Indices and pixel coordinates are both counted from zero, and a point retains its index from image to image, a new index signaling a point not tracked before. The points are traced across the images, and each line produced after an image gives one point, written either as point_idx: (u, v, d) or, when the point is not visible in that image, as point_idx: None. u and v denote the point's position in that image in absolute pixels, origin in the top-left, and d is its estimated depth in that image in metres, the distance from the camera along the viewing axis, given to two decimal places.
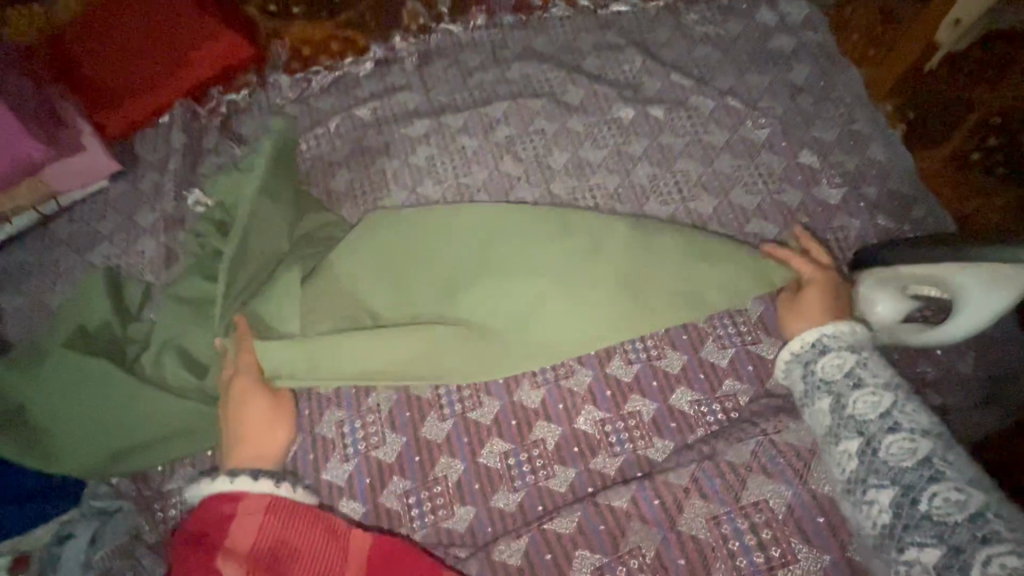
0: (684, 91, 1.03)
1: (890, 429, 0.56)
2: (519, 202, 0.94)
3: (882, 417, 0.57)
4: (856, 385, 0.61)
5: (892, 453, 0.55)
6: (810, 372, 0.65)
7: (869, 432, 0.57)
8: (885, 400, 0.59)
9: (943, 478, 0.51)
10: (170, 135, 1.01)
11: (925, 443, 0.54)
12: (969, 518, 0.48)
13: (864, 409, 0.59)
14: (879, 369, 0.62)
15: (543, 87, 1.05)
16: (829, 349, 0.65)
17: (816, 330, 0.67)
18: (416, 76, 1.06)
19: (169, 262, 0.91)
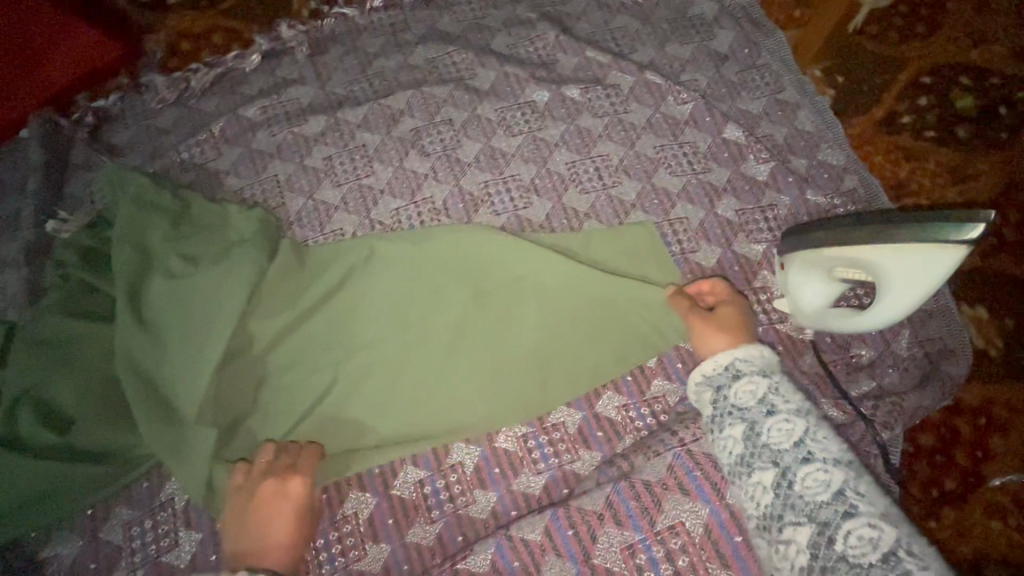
0: (601, 67, 0.95)
1: (804, 459, 0.52)
2: (426, 203, 0.87)
3: (795, 446, 0.53)
4: (769, 411, 0.55)
5: (807, 487, 0.50)
6: (720, 396, 0.58)
7: (783, 463, 0.52)
8: (798, 426, 0.54)
9: (858, 512, 0.48)
10: (28, 152, 0.89)
11: (839, 475, 0.50)
12: (884, 559, 0.45)
13: (778, 437, 0.53)
14: (790, 393, 0.57)
15: (450, 72, 0.95)
16: (741, 373, 0.58)
17: (727, 355, 0.60)
18: (309, 67, 0.96)
19: (33, 296, 0.80)
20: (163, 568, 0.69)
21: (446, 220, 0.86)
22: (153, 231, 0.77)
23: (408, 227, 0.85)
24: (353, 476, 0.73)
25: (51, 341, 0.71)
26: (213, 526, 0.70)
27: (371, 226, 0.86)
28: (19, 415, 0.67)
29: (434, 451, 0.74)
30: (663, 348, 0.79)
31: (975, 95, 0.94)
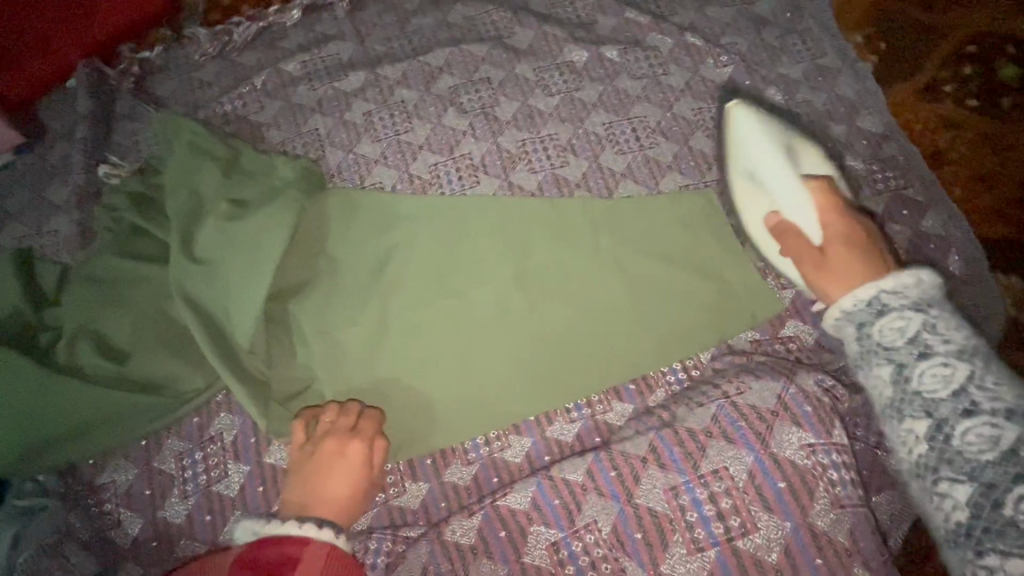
0: (641, 29, 0.95)
1: (966, 411, 0.53)
2: (465, 159, 0.88)
3: (955, 395, 0.54)
4: (923, 354, 0.57)
5: (925, 382, 0.56)
6: (865, 334, 0.60)
7: (939, 414, 0.54)
8: (914, 324, 0.58)
9: (979, 411, 0.53)
10: (76, 101, 0.91)
11: (961, 369, 0.55)
12: (1002, 457, 0.51)
13: (891, 337, 0.58)
14: (949, 331, 0.57)
15: (488, 31, 0.96)
16: (889, 308, 0.59)
17: (872, 286, 0.61)
18: (348, 23, 0.97)
19: (85, 240, 0.83)
20: (213, 497, 0.72)
21: (485, 177, 0.87)
22: (208, 181, 0.80)
23: (447, 183, 0.87)
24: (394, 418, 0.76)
25: (110, 278, 0.75)
26: (260, 460, 0.74)
27: (409, 181, 0.87)
28: (80, 344, 0.71)
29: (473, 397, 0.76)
30: None
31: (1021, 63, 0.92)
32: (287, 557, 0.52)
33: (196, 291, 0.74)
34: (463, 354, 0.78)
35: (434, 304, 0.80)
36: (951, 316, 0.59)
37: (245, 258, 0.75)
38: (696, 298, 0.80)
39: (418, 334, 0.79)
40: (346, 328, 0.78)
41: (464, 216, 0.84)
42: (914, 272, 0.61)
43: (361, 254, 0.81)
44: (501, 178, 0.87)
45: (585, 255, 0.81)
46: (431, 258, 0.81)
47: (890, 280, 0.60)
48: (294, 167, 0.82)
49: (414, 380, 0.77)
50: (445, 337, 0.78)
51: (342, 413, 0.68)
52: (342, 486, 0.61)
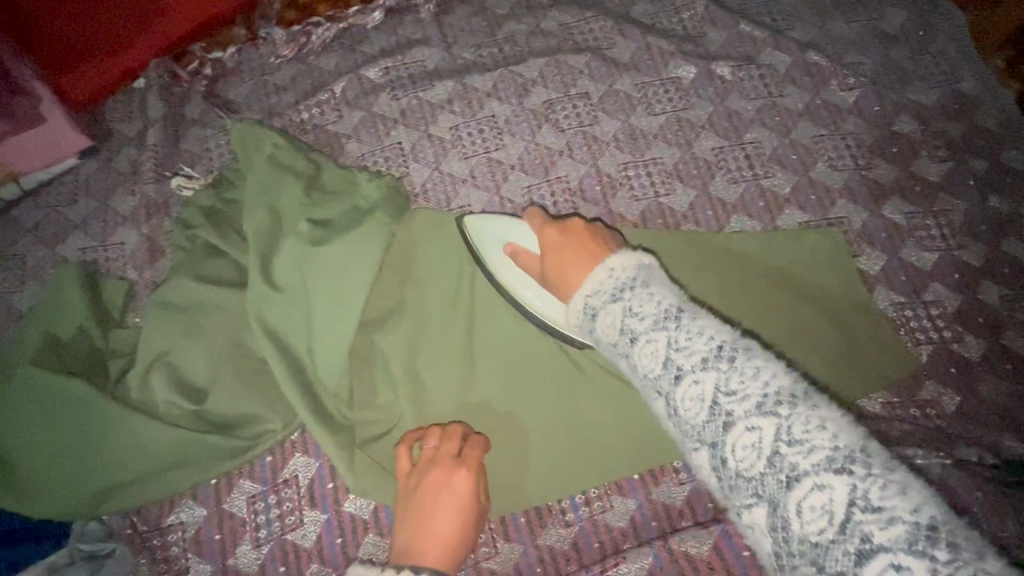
0: (755, 44, 0.86)
1: (724, 424, 0.39)
2: (560, 182, 0.80)
3: (710, 412, 0.40)
4: (631, 342, 0.45)
5: (738, 459, 0.38)
6: (602, 343, 0.49)
7: (706, 437, 0.40)
8: (709, 385, 0.40)
9: (733, 419, 0.39)
10: (146, 103, 0.85)
11: (768, 426, 0.38)
12: (769, 466, 0.37)
13: (690, 408, 0.41)
14: (643, 309, 0.45)
15: (586, 41, 0.88)
16: (596, 312, 0.48)
17: (580, 296, 0.50)
18: (434, 27, 0.90)
19: (154, 255, 0.78)
20: (287, 547, 0.67)
21: (583, 203, 0.80)
22: (290, 201, 0.74)
23: (541, 208, 0.80)
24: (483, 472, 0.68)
25: (185, 305, 0.69)
26: (338, 509, 0.68)
27: (500, 204, 0.80)
28: (155, 378, 0.65)
29: None
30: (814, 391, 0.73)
31: None
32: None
33: (279, 324, 0.69)
34: (560, 401, 0.70)
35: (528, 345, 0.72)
36: (728, 341, 0.42)
37: (329, 286, 0.69)
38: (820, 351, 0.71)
39: (505, 372, 0.72)
40: (429, 364, 0.72)
41: None
42: (603, 264, 0.50)
43: (451, 286, 0.74)
44: (601, 205, 0.80)
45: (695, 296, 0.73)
46: None
47: (590, 281, 0.50)
48: (382, 186, 0.76)
49: (508, 429, 0.69)
50: (536, 377, 0.71)
51: (444, 437, 0.63)
52: (450, 520, 0.57)
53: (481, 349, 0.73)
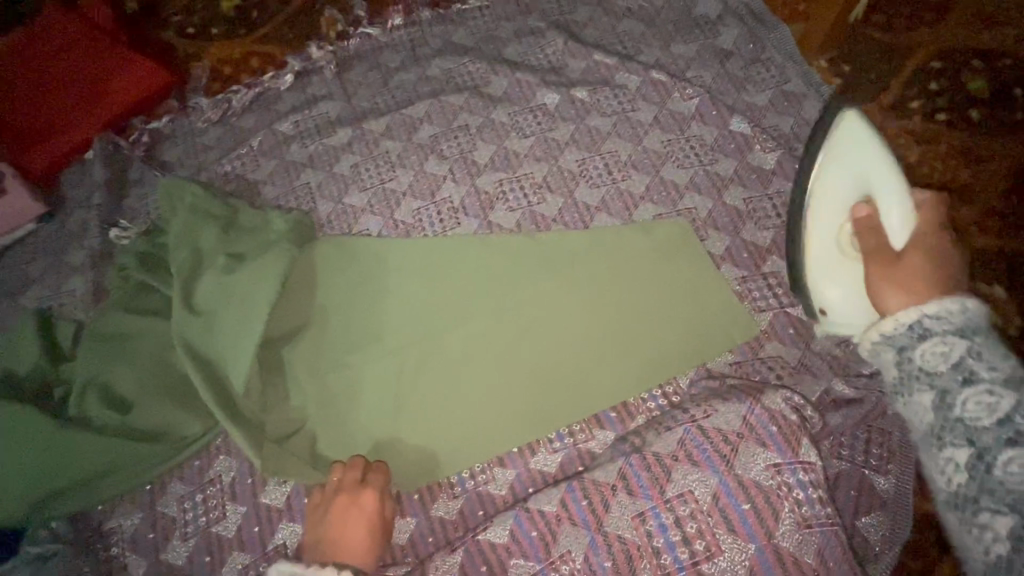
0: (609, 69, 1.00)
1: (964, 382, 0.51)
2: (445, 201, 0.93)
3: (953, 368, 0.52)
4: (922, 335, 0.54)
5: (968, 410, 0.50)
6: (906, 359, 0.55)
7: (940, 386, 0.52)
8: (958, 349, 0.52)
9: (976, 381, 0.51)
10: (92, 171, 0.99)
11: (1009, 398, 0.49)
12: (998, 423, 0.49)
13: (932, 361, 0.53)
14: (994, 356, 0.51)
15: (465, 82, 1.02)
16: (932, 333, 0.53)
17: (913, 310, 0.55)
18: (337, 84, 1.04)
19: (99, 297, 0.90)
20: (212, 538, 0.75)
21: (465, 218, 0.92)
22: (209, 240, 0.86)
23: (429, 226, 0.92)
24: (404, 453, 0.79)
25: (122, 332, 0.81)
26: (256, 501, 0.77)
27: (394, 225, 0.92)
28: (94, 396, 0.76)
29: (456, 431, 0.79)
30: (697, 372, 0.79)
31: (987, 77, 0.94)
32: None
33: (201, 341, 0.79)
34: (446, 389, 0.81)
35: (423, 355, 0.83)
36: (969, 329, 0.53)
37: (239, 306, 0.79)
38: (666, 329, 0.82)
39: (400, 373, 0.82)
40: (334, 373, 0.82)
41: (447, 259, 0.88)
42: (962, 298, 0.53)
43: (351, 305, 0.86)
44: (481, 218, 0.92)
45: (557, 291, 0.85)
46: (413, 298, 0.86)
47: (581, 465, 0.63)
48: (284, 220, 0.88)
49: (395, 421, 0.80)
50: (427, 377, 0.82)
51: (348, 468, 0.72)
52: (363, 536, 0.66)
53: (376, 354, 0.83)
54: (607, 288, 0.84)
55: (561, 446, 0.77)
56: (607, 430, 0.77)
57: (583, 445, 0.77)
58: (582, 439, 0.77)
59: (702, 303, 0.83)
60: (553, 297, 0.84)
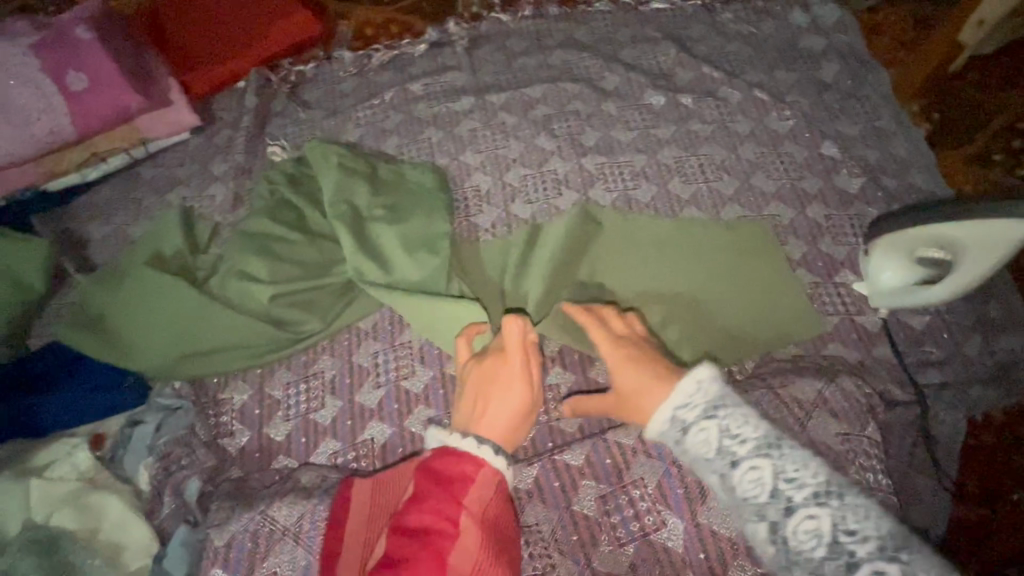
0: (714, 83, 1.09)
1: (732, 461, 0.53)
2: (551, 173, 1.03)
3: (719, 450, 0.54)
4: (682, 421, 0.56)
5: (747, 485, 0.51)
6: (681, 446, 0.56)
7: (719, 467, 0.53)
8: (712, 426, 0.54)
9: (739, 457, 0.52)
10: (244, 98, 1.13)
11: (766, 465, 0.52)
12: (770, 496, 0.50)
13: (699, 441, 0.55)
14: (743, 425, 0.54)
15: (582, 73, 1.13)
16: (685, 420, 0.56)
17: (670, 395, 0.58)
18: (466, 58, 1.16)
19: (237, 204, 1.03)
20: (310, 423, 0.84)
21: (566, 191, 1.01)
22: (348, 174, 0.96)
23: (534, 192, 1.01)
24: None
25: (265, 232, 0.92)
26: (352, 398, 0.86)
27: (502, 186, 1.02)
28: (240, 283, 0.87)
29: None
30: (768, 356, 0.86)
31: None
32: (465, 474, 0.57)
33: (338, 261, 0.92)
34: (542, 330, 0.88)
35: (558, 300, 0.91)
36: (722, 404, 0.56)
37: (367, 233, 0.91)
38: (746, 313, 0.88)
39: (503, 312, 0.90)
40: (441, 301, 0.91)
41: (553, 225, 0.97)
42: (693, 373, 0.58)
43: (497, 252, 0.96)
44: (581, 192, 1.01)
45: (654, 262, 0.93)
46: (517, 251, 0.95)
47: (677, 394, 0.58)
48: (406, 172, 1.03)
49: None
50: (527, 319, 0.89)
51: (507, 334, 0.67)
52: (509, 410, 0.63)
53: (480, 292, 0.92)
54: (700, 269, 0.92)
55: None
56: None
57: None
58: None
59: (780, 297, 0.89)
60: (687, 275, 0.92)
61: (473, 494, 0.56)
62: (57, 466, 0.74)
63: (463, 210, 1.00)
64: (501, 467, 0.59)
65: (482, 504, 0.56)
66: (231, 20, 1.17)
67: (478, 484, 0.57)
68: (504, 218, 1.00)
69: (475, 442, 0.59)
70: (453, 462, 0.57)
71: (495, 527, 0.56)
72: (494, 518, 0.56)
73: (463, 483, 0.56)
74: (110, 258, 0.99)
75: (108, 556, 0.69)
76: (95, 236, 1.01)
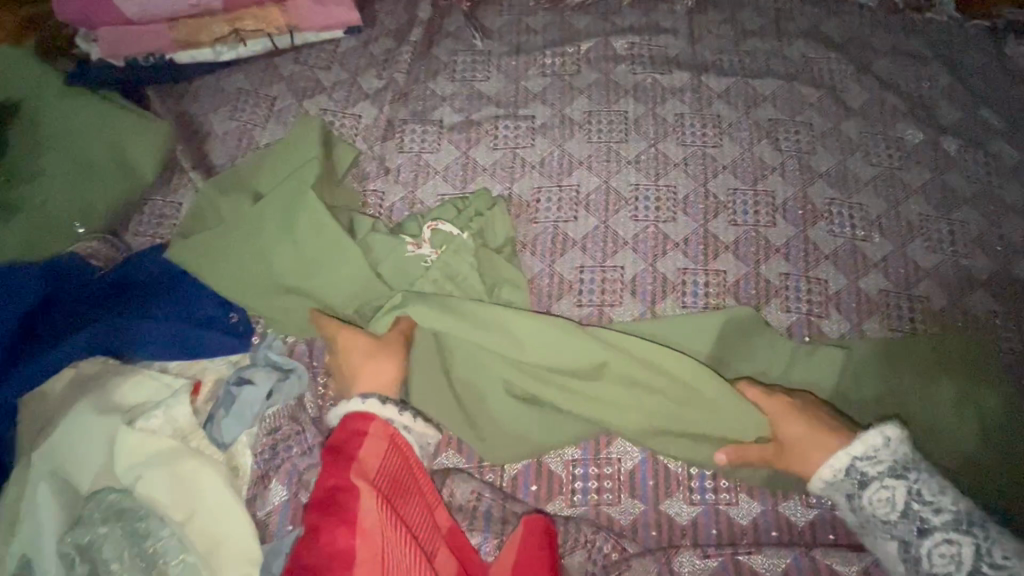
0: (989, 133, 0.88)
1: (918, 530, 0.58)
2: (766, 194, 0.83)
3: (904, 515, 0.58)
4: (862, 483, 0.59)
5: (936, 561, 0.57)
6: (855, 504, 0.60)
7: (897, 534, 0.59)
8: (900, 494, 0.58)
9: (931, 529, 0.57)
10: (414, 7, 0.94)
11: (966, 542, 0.56)
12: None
13: (881, 506, 0.59)
14: (937, 493, 0.58)
15: (824, 78, 0.91)
16: (870, 478, 0.59)
17: (841, 452, 0.60)
18: (685, 22, 0.94)
19: (385, 135, 0.85)
20: None
21: (782, 221, 0.82)
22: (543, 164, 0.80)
23: (741, 212, 0.82)
24: None
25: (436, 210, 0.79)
26: None
27: (704, 195, 0.83)
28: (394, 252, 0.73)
29: None
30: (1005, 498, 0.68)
31: None
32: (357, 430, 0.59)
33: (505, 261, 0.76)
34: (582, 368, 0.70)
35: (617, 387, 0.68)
36: (907, 479, 0.59)
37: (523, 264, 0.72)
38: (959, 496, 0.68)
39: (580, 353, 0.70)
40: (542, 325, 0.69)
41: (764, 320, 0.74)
42: (880, 428, 0.60)
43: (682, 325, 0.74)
44: (799, 228, 0.82)
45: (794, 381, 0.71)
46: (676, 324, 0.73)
47: (832, 460, 0.60)
48: (585, 153, 0.85)
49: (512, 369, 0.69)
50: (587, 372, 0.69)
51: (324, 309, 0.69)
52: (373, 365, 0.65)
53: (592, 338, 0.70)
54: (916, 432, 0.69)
55: (818, 506, 0.67)
56: None
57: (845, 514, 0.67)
58: None
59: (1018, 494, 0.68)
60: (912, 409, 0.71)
61: (369, 446, 0.58)
62: (150, 418, 0.61)
63: (651, 213, 0.82)
64: (393, 415, 0.62)
65: (381, 454, 0.58)
66: None
67: (372, 437, 0.59)
68: (700, 235, 0.81)
69: (358, 400, 0.61)
70: (355, 421, 0.59)
71: (397, 482, 0.57)
72: (393, 472, 0.58)
73: (357, 438, 0.58)
74: (230, 161, 0.83)
75: (203, 549, 0.57)
76: (217, 130, 0.85)
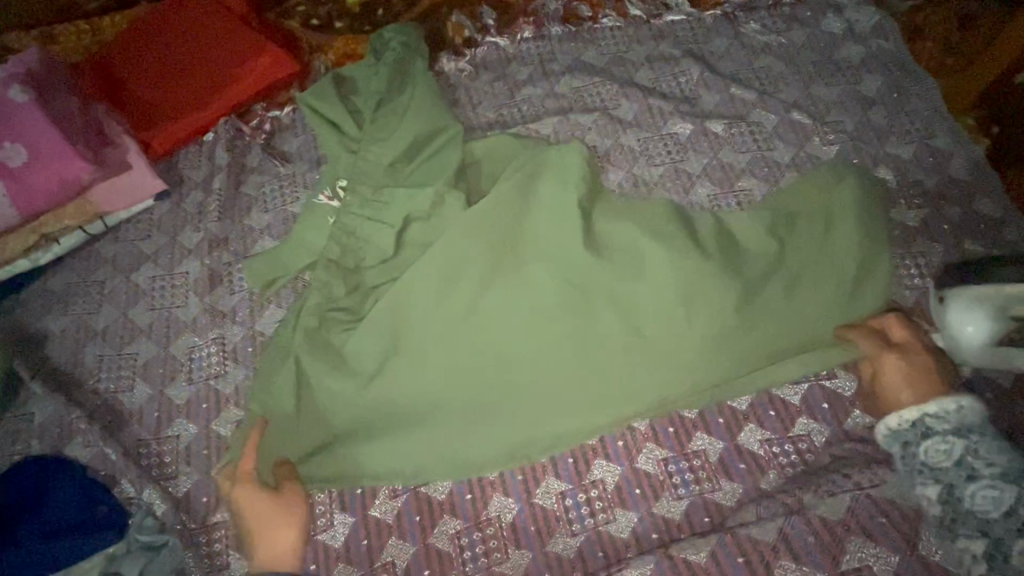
0: (746, 105, 0.97)
1: (969, 478, 0.61)
2: None
3: (957, 465, 0.62)
4: (924, 434, 0.65)
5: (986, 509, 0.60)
6: (910, 453, 0.66)
7: (946, 479, 0.63)
8: (955, 447, 0.63)
9: (979, 476, 0.61)
10: (215, 156, 1.00)
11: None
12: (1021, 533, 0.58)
13: (937, 458, 0.63)
14: (992, 454, 0.62)
15: (595, 102, 1.00)
16: (911, 439, 0.66)
17: (916, 408, 0.66)
18: (463, 91, 1.03)
19: (214, 283, 0.90)
20: (318, 547, 0.73)
21: None
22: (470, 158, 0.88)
23: None
24: (525, 480, 0.75)
25: (272, 247, 0.90)
26: (365, 513, 0.75)
27: None
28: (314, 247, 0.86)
29: (576, 465, 0.76)
30: (830, 429, 0.76)
31: None
32: None
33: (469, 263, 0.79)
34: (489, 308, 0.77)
35: (540, 217, 0.80)
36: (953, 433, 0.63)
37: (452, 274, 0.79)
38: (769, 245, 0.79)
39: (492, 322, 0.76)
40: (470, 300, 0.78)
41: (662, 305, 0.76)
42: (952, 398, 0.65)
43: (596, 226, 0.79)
44: None
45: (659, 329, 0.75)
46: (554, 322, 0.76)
47: (894, 415, 0.67)
48: None
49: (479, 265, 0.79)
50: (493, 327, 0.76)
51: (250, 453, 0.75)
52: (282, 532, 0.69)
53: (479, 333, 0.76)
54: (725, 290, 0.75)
55: (686, 495, 0.74)
56: (734, 483, 0.74)
57: (708, 494, 0.73)
58: (707, 488, 0.74)
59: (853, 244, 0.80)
60: (833, 282, 0.78)
61: None
62: None
63: None
64: None
65: None
66: (192, 63, 1.03)
67: None
68: None
69: None
70: None
71: None
72: None
73: None
74: (74, 356, 0.86)
75: None
76: (54, 331, 0.88)
